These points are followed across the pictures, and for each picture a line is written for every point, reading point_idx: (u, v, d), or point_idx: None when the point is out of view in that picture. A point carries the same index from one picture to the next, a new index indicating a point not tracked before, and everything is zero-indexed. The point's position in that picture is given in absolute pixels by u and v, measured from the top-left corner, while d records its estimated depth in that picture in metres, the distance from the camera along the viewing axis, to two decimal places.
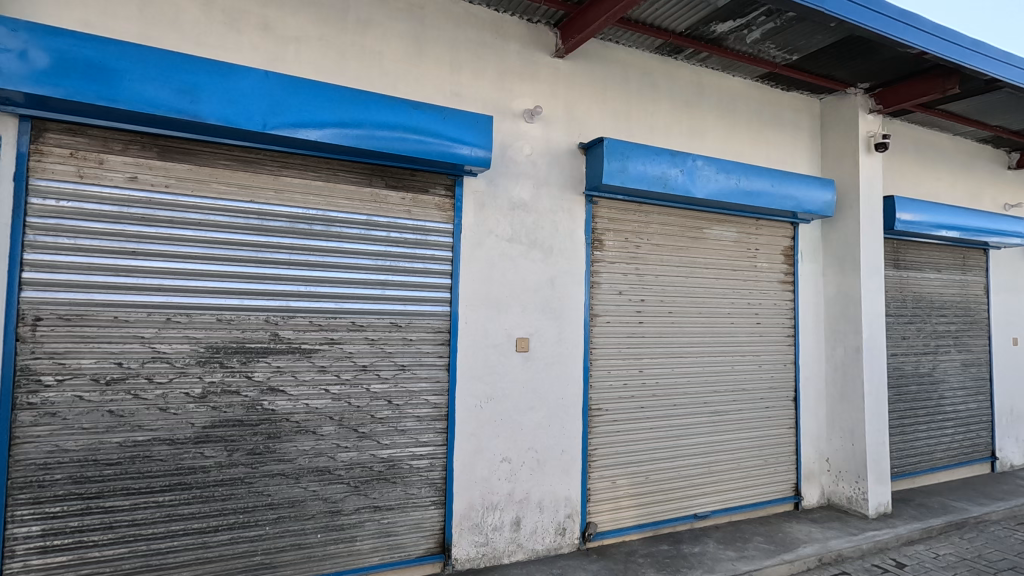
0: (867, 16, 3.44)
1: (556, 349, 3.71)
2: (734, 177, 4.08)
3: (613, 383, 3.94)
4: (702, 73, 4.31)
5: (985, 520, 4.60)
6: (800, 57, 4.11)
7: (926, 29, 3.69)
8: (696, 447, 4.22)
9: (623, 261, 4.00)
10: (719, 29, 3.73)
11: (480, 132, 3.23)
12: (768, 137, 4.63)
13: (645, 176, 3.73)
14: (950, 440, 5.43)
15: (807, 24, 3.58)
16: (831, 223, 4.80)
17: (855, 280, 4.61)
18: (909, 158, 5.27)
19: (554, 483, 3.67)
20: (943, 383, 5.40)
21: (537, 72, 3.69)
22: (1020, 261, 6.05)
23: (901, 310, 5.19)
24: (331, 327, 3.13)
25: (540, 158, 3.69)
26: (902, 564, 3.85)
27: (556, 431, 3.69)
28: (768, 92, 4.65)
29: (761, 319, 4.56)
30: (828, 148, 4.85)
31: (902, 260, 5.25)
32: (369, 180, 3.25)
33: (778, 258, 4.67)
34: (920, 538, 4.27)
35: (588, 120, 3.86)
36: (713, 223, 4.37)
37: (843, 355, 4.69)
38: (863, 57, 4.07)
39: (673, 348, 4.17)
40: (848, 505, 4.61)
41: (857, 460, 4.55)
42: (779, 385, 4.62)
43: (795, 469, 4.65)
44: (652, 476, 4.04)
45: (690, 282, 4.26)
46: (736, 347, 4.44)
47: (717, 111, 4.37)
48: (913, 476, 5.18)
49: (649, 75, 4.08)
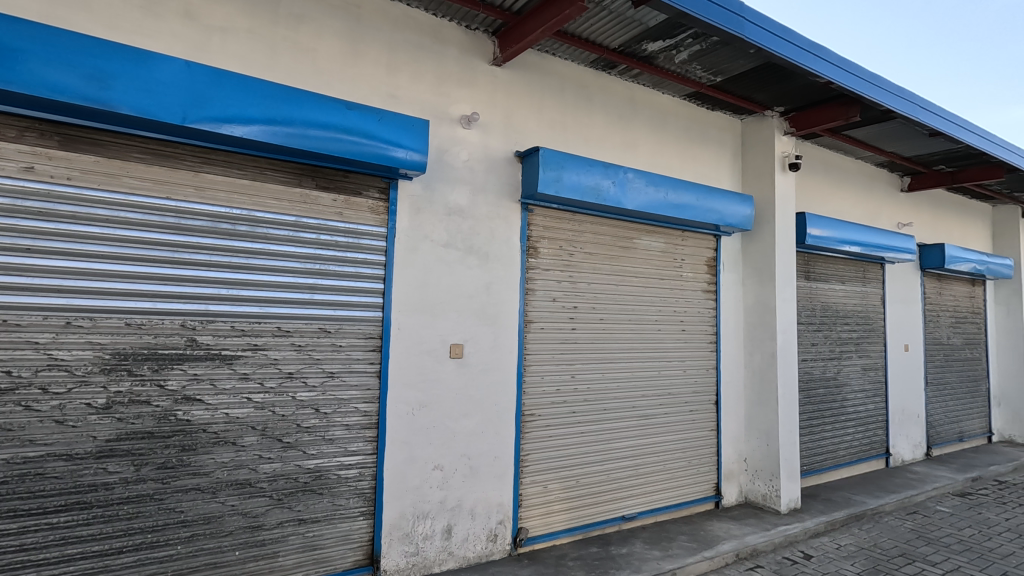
0: (782, 46, 3.71)
1: (490, 355, 3.72)
2: (662, 190, 4.26)
3: (546, 389, 3.99)
4: (634, 88, 4.47)
5: (880, 511, 5.02)
6: (723, 79, 4.35)
7: (832, 61, 4.02)
8: (625, 450, 4.35)
9: (558, 268, 4.08)
10: (650, 48, 3.89)
11: (416, 136, 3.20)
12: (694, 153, 4.86)
13: (579, 186, 3.82)
14: (852, 438, 5.90)
15: (730, 48, 3.81)
16: (750, 237, 5.11)
17: (771, 290, 4.92)
18: (818, 178, 5.70)
19: (486, 489, 3.66)
20: (846, 386, 5.86)
21: (475, 79, 3.70)
22: (910, 275, 6.68)
23: (810, 319, 5.59)
24: (255, 333, 2.98)
25: (477, 164, 3.69)
26: (809, 555, 4.14)
27: (489, 438, 3.69)
28: (695, 110, 4.89)
29: (686, 326, 4.78)
30: (747, 166, 5.16)
31: (812, 271, 5.67)
32: (298, 180, 3.13)
33: (702, 268, 4.91)
34: (825, 530, 4.60)
35: (524, 128, 3.91)
36: (643, 234, 4.54)
37: (759, 361, 4.99)
38: (779, 83, 4.37)
39: (604, 354, 4.29)
40: (763, 502, 4.90)
41: (771, 459, 4.85)
42: (702, 389, 4.85)
43: (716, 469, 4.90)
44: (582, 480, 4.11)
45: (620, 290, 4.40)
46: (662, 353, 4.62)
47: (648, 126, 4.55)
48: (820, 473, 5.58)
49: (584, 88, 4.20)
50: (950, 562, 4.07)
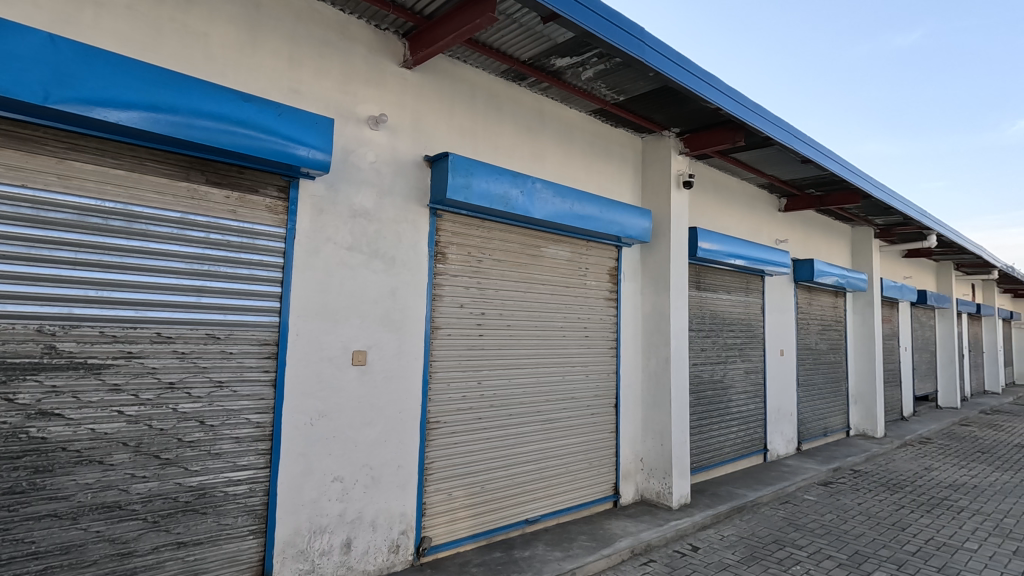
0: (677, 72, 3.99)
1: (395, 362, 3.64)
2: (568, 201, 4.42)
3: (452, 396, 3.97)
4: (543, 101, 4.60)
5: (758, 502, 5.50)
6: (626, 99, 4.59)
7: (721, 90, 4.38)
8: (529, 454, 4.43)
9: (466, 274, 4.08)
10: (558, 63, 4.02)
11: (320, 134, 3.08)
12: (599, 167, 5.09)
13: (488, 194, 3.86)
14: (735, 436, 6.42)
15: (631, 70, 4.03)
16: (649, 248, 5.42)
17: (667, 299, 5.24)
18: (709, 196, 6.17)
19: (388, 499, 3.57)
20: (731, 388, 6.37)
21: (384, 80, 3.63)
22: (785, 287, 7.41)
23: (701, 326, 6.02)
24: (130, 339, 2.71)
25: (385, 166, 3.62)
26: (696, 547, 4.44)
27: (393, 447, 3.60)
28: (600, 126, 5.12)
29: (589, 333, 4.97)
30: (647, 182, 5.48)
31: (703, 282, 6.11)
32: (185, 174, 2.89)
33: (604, 277, 5.14)
34: (711, 523, 4.96)
35: (434, 133, 3.88)
36: (549, 243, 4.66)
37: (655, 365, 5.30)
38: (674, 106, 4.69)
39: (510, 359, 4.35)
40: (657, 499, 5.20)
41: (664, 458, 5.15)
42: (603, 393, 5.05)
43: (615, 469, 5.12)
44: (487, 485, 4.13)
45: (527, 296, 4.49)
46: (567, 358, 4.77)
47: (556, 138, 4.69)
48: (708, 470, 6.01)
49: (495, 97, 4.25)
50: (814, 545, 4.54)
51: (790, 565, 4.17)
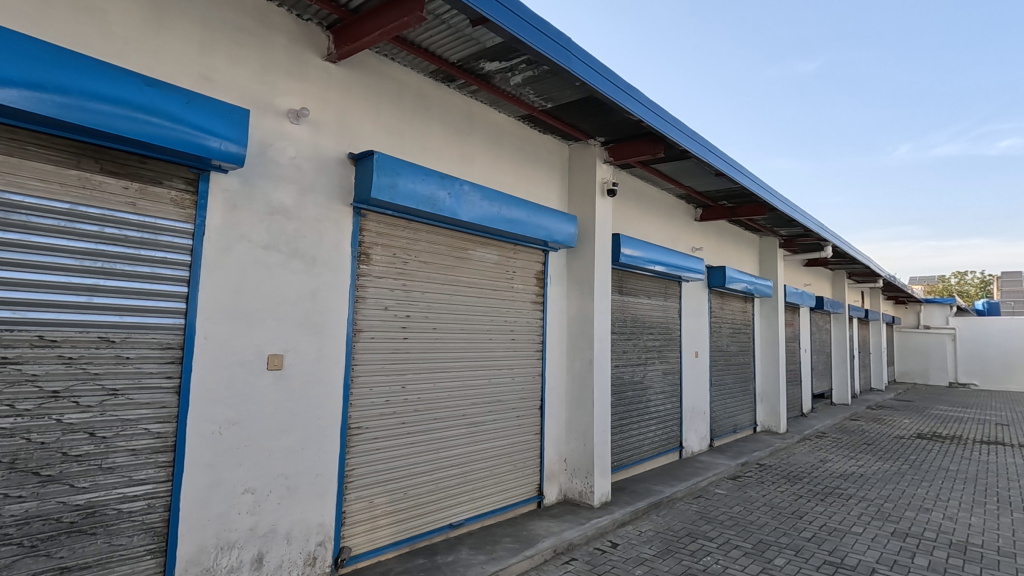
0: (602, 82, 4.13)
1: (315, 366, 3.49)
2: (496, 205, 4.44)
3: (374, 400, 3.86)
4: (473, 104, 4.60)
5: (673, 498, 5.76)
6: (553, 106, 4.69)
7: (642, 103, 4.58)
8: (454, 458, 4.39)
9: (391, 276, 3.99)
10: (487, 67, 4.03)
11: (234, 125, 2.90)
12: (527, 172, 5.15)
13: (415, 194, 3.81)
14: (654, 434, 6.70)
15: (558, 79, 4.12)
16: (574, 253, 5.55)
17: (591, 303, 5.38)
18: (631, 204, 6.41)
19: (305, 510, 3.41)
20: (650, 389, 6.64)
21: (306, 73, 3.48)
22: (700, 292, 7.83)
23: (622, 329, 6.24)
24: (5, 343, 2.42)
25: (305, 162, 3.47)
26: (615, 543, 4.58)
27: (311, 454, 3.45)
28: (529, 132, 5.18)
29: (515, 335, 5.01)
30: (573, 188, 5.61)
31: (625, 287, 6.34)
32: (77, 161, 2.64)
33: (531, 281, 5.20)
34: (630, 519, 5.14)
35: (359, 130, 3.77)
36: (477, 246, 4.66)
37: (579, 367, 5.42)
38: (600, 116, 4.84)
39: (436, 362, 4.30)
40: (579, 498, 5.32)
41: (587, 458, 5.28)
42: (528, 395, 5.11)
43: (539, 470, 5.18)
44: (410, 491, 4.05)
45: (454, 299, 4.46)
46: (493, 361, 4.78)
47: (485, 141, 4.70)
48: (628, 468, 6.22)
49: (423, 97, 4.20)
50: (723, 536, 4.82)
51: (701, 556, 4.40)
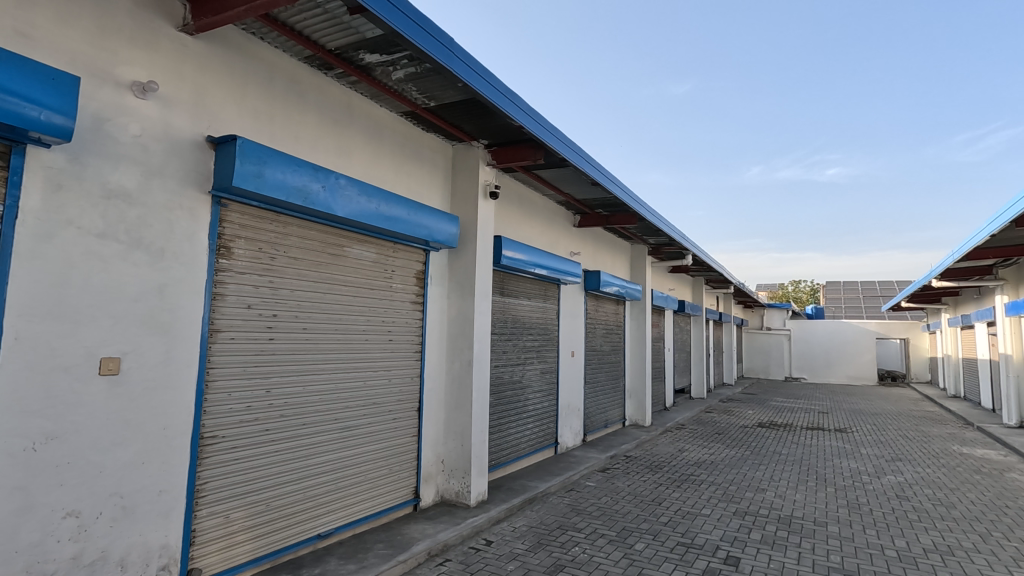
0: (484, 86, 4.18)
1: (161, 371, 3.13)
2: (374, 201, 4.31)
3: (233, 407, 3.55)
4: (351, 95, 4.41)
5: (547, 492, 5.98)
6: (436, 105, 4.64)
7: (523, 109, 4.70)
8: (324, 465, 4.17)
9: (255, 272, 3.70)
10: (367, 59, 3.89)
11: (59, 93, 2.51)
12: (408, 169, 5.05)
13: (284, 185, 3.57)
14: (531, 431, 6.90)
15: (441, 78, 4.10)
16: (456, 254, 5.55)
17: (471, 303, 5.41)
18: (513, 207, 6.56)
19: (145, 531, 3.05)
20: (528, 388, 6.83)
21: (155, 42, 3.11)
22: (577, 295, 8.22)
23: (502, 329, 6.35)
24: None
25: (153, 142, 3.10)
26: (489, 541, 4.66)
27: (153, 469, 3.09)
28: (411, 129, 5.09)
29: (393, 336, 4.89)
30: (456, 189, 5.61)
31: (506, 288, 6.45)
32: None
33: (411, 280, 5.11)
34: (505, 516, 5.24)
35: (220, 112, 3.45)
36: (354, 242, 4.48)
37: (458, 368, 5.43)
38: (483, 119, 4.89)
39: (306, 365, 4.06)
40: (456, 498, 5.33)
41: (464, 458, 5.30)
42: (406, 396, 5.02)
43: (415, 473, 5.11)
44: (273, 503, 3.79)
45: (327, 298, 4.24)
46: (369, 362, 4.62)
47: (364, 135, 4.54)
48: (505, 465, 6.35)
49: (296, 83, 3.94)
50: (591, 526, 5.09)
51: (570, 547, 4.61)
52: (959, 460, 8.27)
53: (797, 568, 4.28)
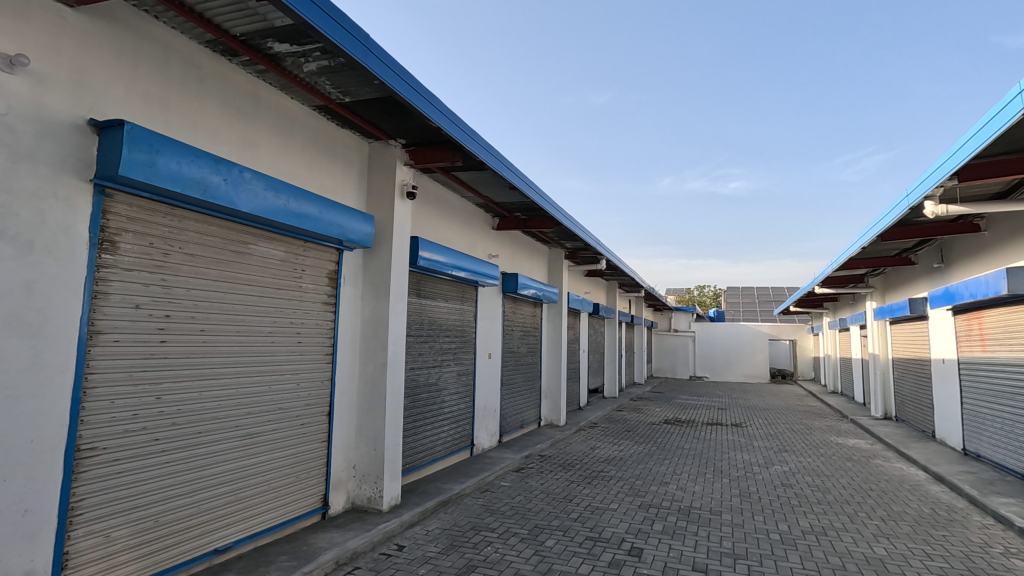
0: (401, 85, 4.13)
1: (28, 377, 2.82)
2: (282, 198, 4.13)
3: (116, 415, 3.26)
4: (259, 85, 4.19)
5: (461, 494, 5.98)
6: (351, 101, 4.51)
7: (441, 110, 4.69)
8: (222, 475, 3.93)
9: (145, 268, 3.41)
10: (276, 48, 3.71)
11: None
12: (321, 166, 4.88)
13: (179, 177, 3.33)
14: (447, 434, 6.87)
15: (356, 74, 4.00)
16: (370, 254, 5.41)
17: (386, 305, 5.30)
18: (431, 208, 6.51)
19: (6, 557, 2.72)
20: (444, 390, 6.79)
21: (26, 11, 2.79)
22: (495, 297, 8.30)
23: (418, 331, 6.28)
24: None
25: (22, 123, 2.79)
26: (401, 546, 4.59)
27: (17, 486, 2.76)
28: (324, 123, 4.92)
29: (302, 338, 4.69)
30: (371, 188, 5.48)
31: (422, 290, 6.39)
32: None
33: (323, 280, 4.94)
34: (418, 520, 5.19)
35: (106, 95, 3.17)
36: (260, 240, 4.26)
37: (372, 371, 5.31)
38: (400, 118, 4.81)
39: (203, 369, 3.80)
40: (367, 504, 5.20)
41: (376, 464, 5.19)
42: (315, 401, 4.83)
43: (325, 480, 4.93)
44: (162, 518, 3.51)
45: (228, 298, 4.00)
46: (274, 365, 4.41)
47: (272, 127, 4.33)
48: (419, 469, 6.27)
49: (196, 68, 3.69)
50: (503, 526, 5.15)
51: (483, 547, 4.63)
52: (835, 449, 9.21)
53: (694, 555, 4.58)
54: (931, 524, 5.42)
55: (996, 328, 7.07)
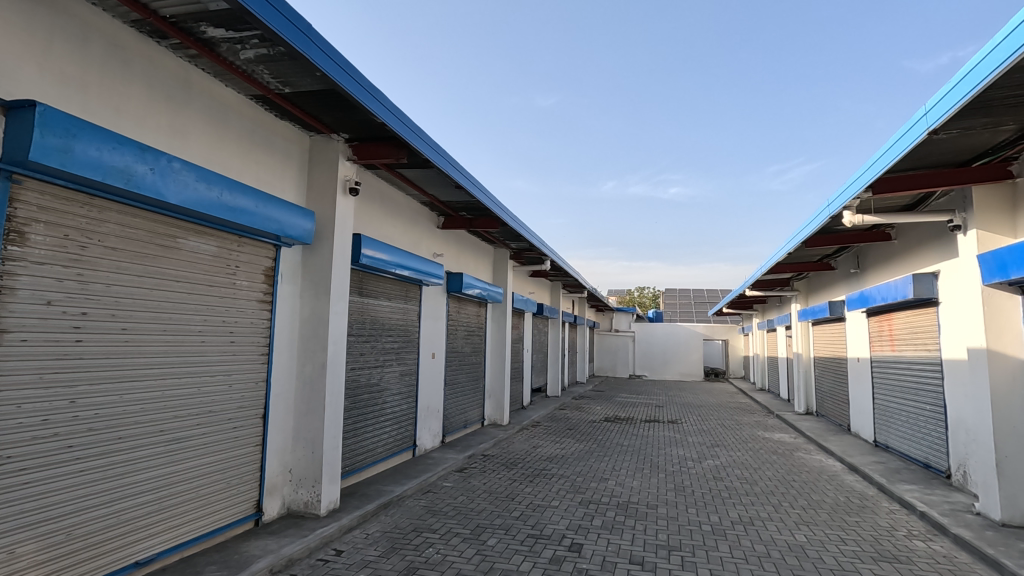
0: (344, 77, 4.03)
1: None
2: (215, 190, 3.93)
3: (23, 422, 2.99)
4: (191, 70, 3.98)
5: (403, 496, 5.90)
6: (291, 92, 4.35)
7: (385, 105, 4.61)
8: (145, 482, 3.70)
9: (59, 262, 3.16)
10: (210, 32, 3.53)
11: None
12: (258, 158, 4.69)
13: (100, 164, 3.11)
14: (388, 435, 6.75)
15: (296, 64, 3.87)
16: (310, 251, 5.24)
17: (326, 303, 5.14)
18: (374, 205, 6.37)
19: None
20: (386, 390, 6.67)
21: None
22: (439, 297, 8.23)
23: (360, 331, 6.14)
24: None
25: None
26: (339, 551, 4.47)
27: None
28: (262, 114, 4.72)
29: (235, 338, 4.48)
30: (312, 182, 5.31)
31: (364, 288, 6.24)
32: None
33: (258, 277, 4.74)
34: (357, 523, 5.07)
35: (15, 72, 2.90)
36: (190, 234, 4.03)
37: (310, 372, 5.14)
38: (343, 112, 4.69)
39: (125, 370, 3.56)
40: (304, 509, 5.04)
41: (313, 467, 5.03)
42: (249, 403, 4.63)
43: (259, 485, 4.73)
44: (76, 531, 3.25)
45: (154, 295, 3.76)
46: (205, 366, 4.19)
47: (205, 116, 4.11)
48: (360, 471, 6.14)
49: (119, 49, 3.45)
50: (445, 526, 5.13)
51: (424, 549, 4.59)
52: (762, 443, 9.72)
53: (631, 548, 4.72)
54: (846, 511, 5.84)
55: (904, 330, 7.69)
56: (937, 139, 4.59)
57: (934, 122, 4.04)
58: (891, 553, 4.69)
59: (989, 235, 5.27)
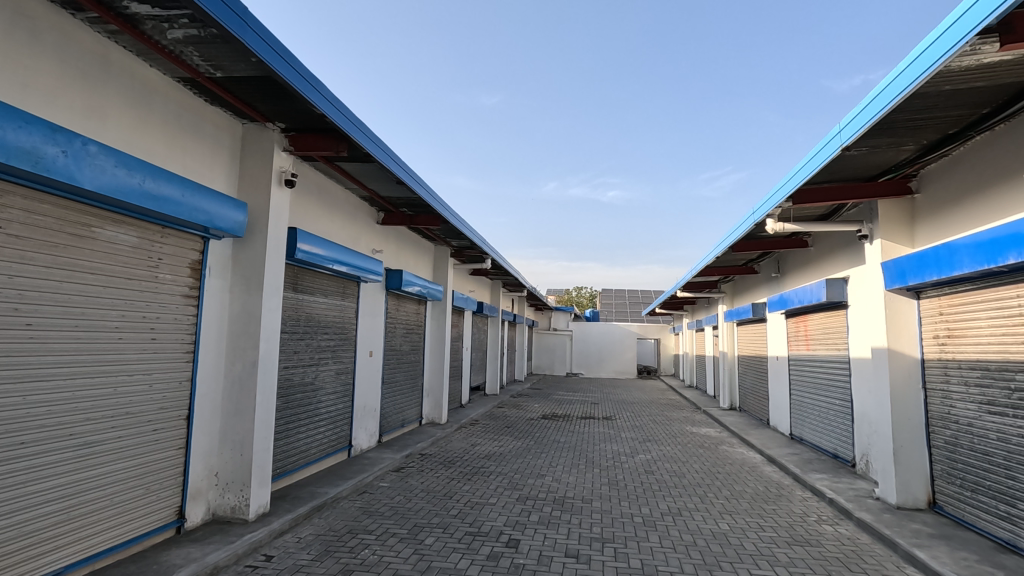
0: (280, 64, 3.88)
1: None
2: (137, 176, 3.68)
3: None
4: (110, 47, 3.70)
5: (338, 497, 5.76)
6: (223, 77, 4.14)
7: (325, 96, 4.48)
8: (50, 492, 3.40)
9: None
10: (133, 8, 3.30)
11: None
12: (184, 144, 4.42)
13: (4, 144, 2.85)
14: (323, 435, 6.56)
15: (229, 48, 3.69)
16: (241, 244, 5.00)
17: (257, 298, 4.93)
18: (311, 198, 6.17)
19: None
20: (321, 389, 6.48)
21: None
22: (377, 294, 8.08)
23: (294, 328, 5.92)
24: None
25: None
26: (270, 557, 4.31)
27: None
28: (190, 98, 4.46)
29: (158, 336, 4.21)
30: (244, 173, 5.08)
31: (299, 284, 6.03)
32: None
33: (183, 271, 4.47)
34: (289, 527, 4.90)
35: None
36: (107, 223, 3.76)
37: (240, 370, 4.92)
38: (279, 101, 4.52)
39: (30, 370, 3.28)
40: (231, 514, 4.81)
41: (241, 470, 4.82)
42: (171, 404, 4.36)
43: (181, 491, 4.47)
44: None
45: (66, 288, 3.49)
46: (122, 364, 3.92)
47: (126, 96, 3.84)
48: (292, 474, 5.94)
49: (29, 20, 3.15)
50: (382, 527, 5.05)
51: (359, 550, 4.50)
52: (690, 438, 10.20)
53: (567, 542, 4.83)
54: (764, 500, 6.25)
55: (817, 331, 8.30)
56: (849, 156, 4.98)
57: (847, 139, 4.40)
58: (804, 537, 5.06)
59: (891, 245, 5.76)
